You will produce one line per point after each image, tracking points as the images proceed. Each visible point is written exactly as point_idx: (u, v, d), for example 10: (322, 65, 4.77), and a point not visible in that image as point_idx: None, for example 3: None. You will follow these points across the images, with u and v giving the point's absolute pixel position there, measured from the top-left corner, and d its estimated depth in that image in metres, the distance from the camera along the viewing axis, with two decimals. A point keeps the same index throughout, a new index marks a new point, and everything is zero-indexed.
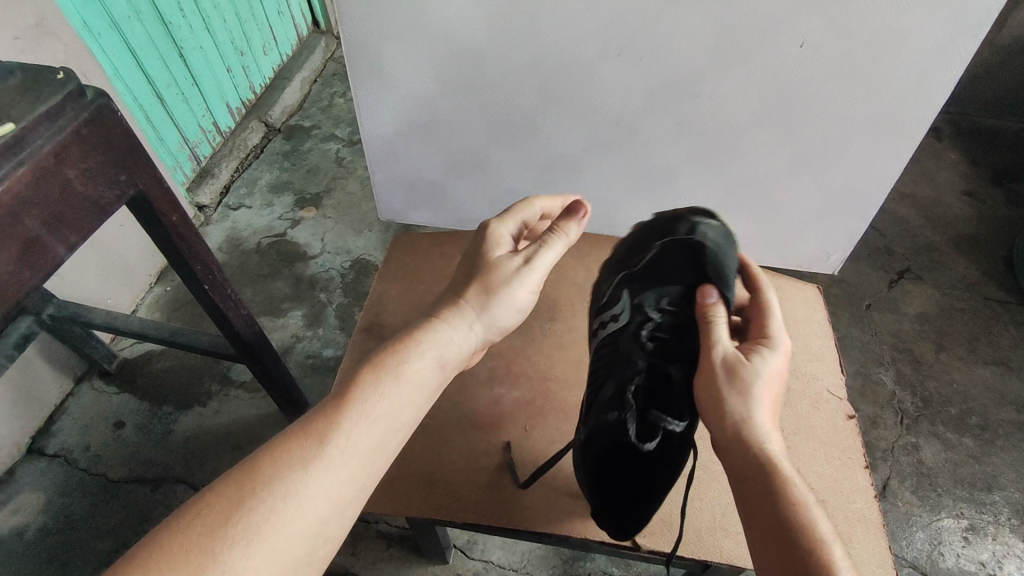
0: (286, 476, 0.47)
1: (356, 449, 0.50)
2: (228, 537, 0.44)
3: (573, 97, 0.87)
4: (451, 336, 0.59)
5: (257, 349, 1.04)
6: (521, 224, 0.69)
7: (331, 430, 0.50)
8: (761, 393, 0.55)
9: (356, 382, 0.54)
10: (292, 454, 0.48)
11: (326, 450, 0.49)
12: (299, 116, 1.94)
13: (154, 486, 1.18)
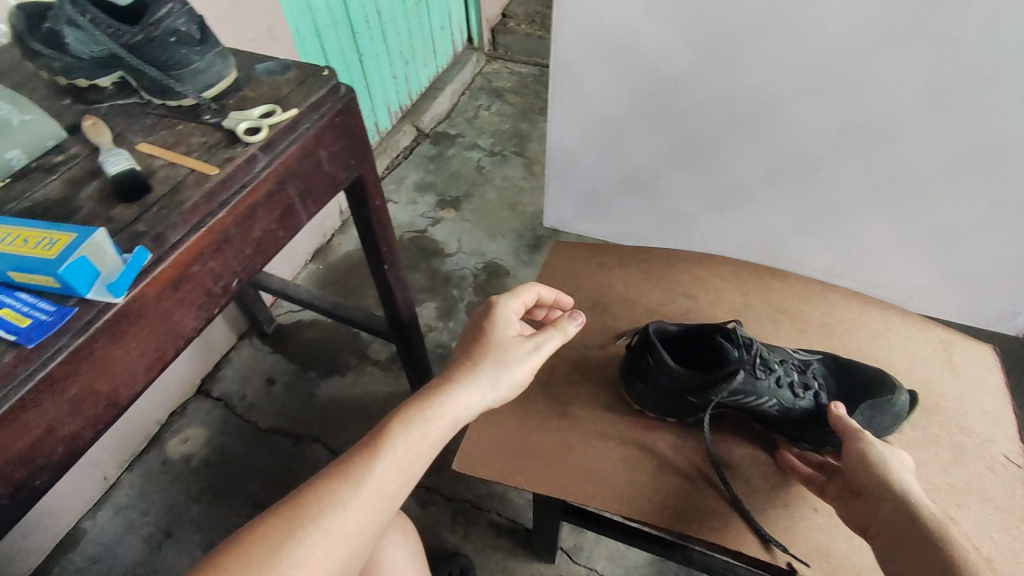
0: (298, 534, 0.47)
1: (367, 503, 0.51)
2: (268, 566, 0.45)
3: (765, 129, 0.90)
4: (465, 402, 0.58)
5: (409, 330, 1.13)
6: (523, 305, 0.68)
7: (347, 486, 0.50)
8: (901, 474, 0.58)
9: (381, 432, 0.54)
10: (313, 509, 0.49)
11: (341, 505, 0.49)
12: (446, 124, 2.08)
13: (295, 440, 1.30)
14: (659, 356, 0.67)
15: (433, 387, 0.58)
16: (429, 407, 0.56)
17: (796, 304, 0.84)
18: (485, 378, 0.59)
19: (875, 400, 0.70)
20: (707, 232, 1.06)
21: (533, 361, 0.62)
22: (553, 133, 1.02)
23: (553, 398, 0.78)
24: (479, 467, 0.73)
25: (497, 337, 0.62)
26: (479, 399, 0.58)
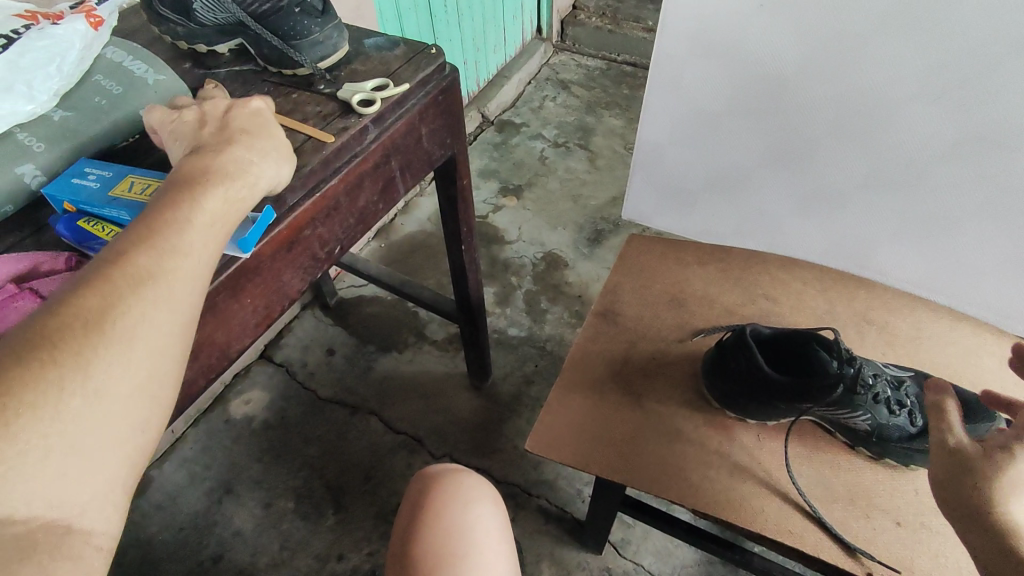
0: (84, 356, 0.37)
1: (170, 285, 0.42)
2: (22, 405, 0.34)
3: (874, 128, 0.70)
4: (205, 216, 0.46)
5: (475, 311, 1.15)
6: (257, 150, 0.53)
7: (134, 269, 0.40)
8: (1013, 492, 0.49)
9: (162, 211, 0.44)
10: (109, 294, 0.39)
11: (150, 290, 0.40)
12: (511, 113, 2.09)
13: (351, 411, 1.34)
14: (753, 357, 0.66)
15: (208, 172, 0.48)
16: (211, 185, 0.47)
17: (881, 314, 0.83)
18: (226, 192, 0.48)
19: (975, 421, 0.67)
20: (793, 237, 0.86)
21: (276, 166, 0.53)
22: (643, 126, 0.85)
23: (628, 388, 0.78)
24: (552, 450, 0.73)
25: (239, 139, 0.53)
26: (259, 160, 0.52)
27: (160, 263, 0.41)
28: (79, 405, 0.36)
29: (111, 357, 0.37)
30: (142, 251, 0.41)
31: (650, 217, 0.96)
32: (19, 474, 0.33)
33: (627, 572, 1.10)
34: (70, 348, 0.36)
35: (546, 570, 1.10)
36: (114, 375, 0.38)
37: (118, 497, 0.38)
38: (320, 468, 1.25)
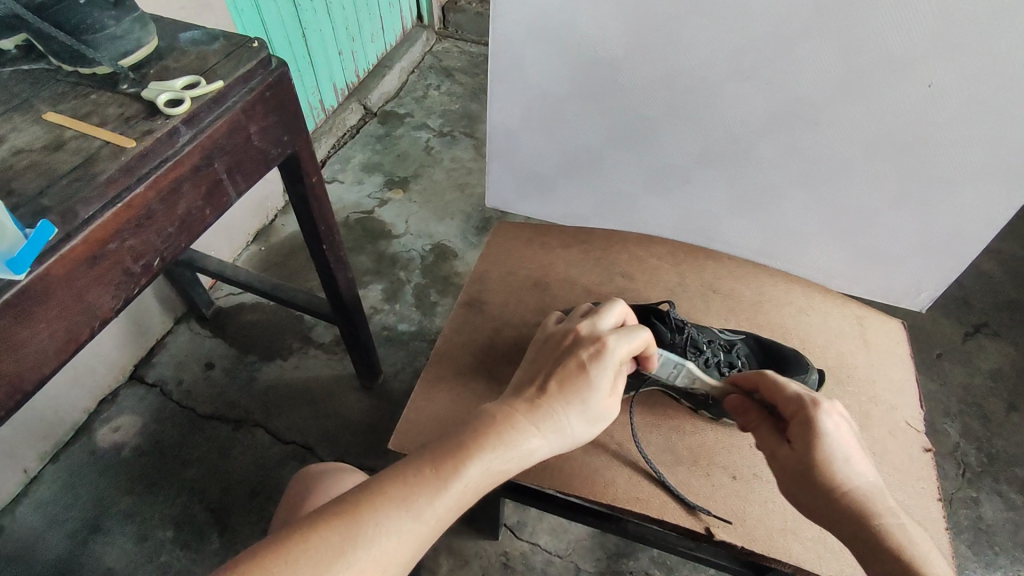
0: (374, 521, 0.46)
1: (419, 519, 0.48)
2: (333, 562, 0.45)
3: (698, 107, 0.75)
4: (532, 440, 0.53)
5: (351, 310, 1.12)
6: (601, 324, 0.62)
7: (401, 494, 0.48)
8: (836, 474, 0.53)
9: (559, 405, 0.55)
10: (406, 501, 0.48)
11: (433, 496, 0.48)
12: (394, 103, 2.04)
13: (234, 425, 1.27)
14: None
15: (563, 385, 0.56)
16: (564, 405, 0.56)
17: (728, 283, 0.86)
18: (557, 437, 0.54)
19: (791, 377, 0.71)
20: (645, 214, 0.90)
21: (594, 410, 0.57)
22: (492, 111, 0.85)
23: (492, 376, 0.79)
24: (416, 446, 0.74)
25: (584, 354, 0.58)
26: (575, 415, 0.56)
27: (424, 501, 0.48)
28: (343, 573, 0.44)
29: (361, 549, 0.45)
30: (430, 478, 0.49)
31: (513, 204, 0.97)
32: None
33: (524, 552, 1.12)
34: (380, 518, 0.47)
35: (444, 563, 1.10)
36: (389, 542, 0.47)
37: None
38: (202, 490, 1.18)
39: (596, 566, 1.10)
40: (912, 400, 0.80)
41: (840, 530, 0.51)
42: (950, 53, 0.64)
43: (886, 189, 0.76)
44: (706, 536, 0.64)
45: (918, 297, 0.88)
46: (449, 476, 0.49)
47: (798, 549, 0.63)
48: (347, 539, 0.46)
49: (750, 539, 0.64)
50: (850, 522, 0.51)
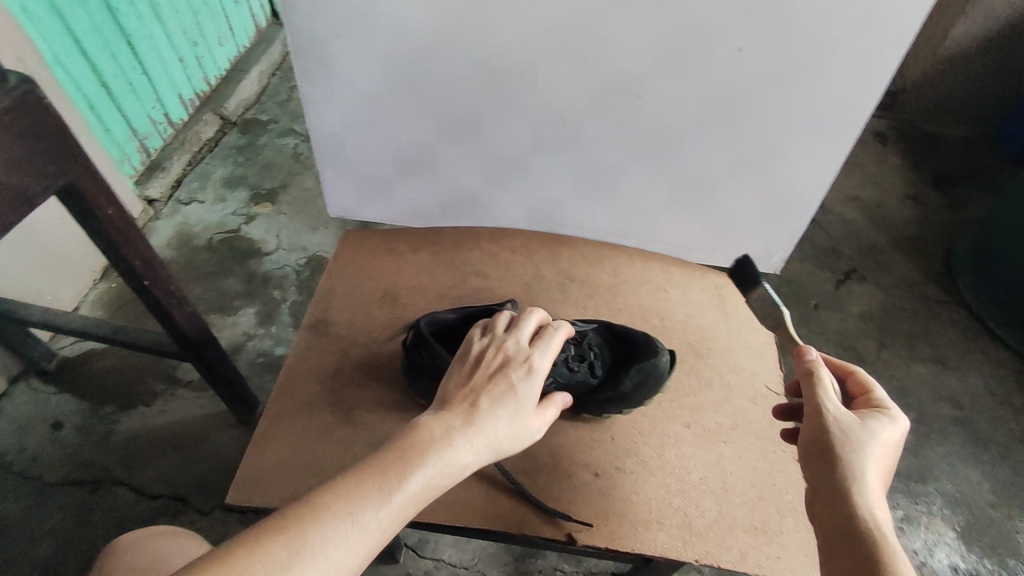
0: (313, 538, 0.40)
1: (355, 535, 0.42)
2: None
3: (519, 92, 0.72)
4: (469, 446, 0.50)
5: (202, 345, 1.01)
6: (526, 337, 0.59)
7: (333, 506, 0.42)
8: (874, 464, 0.51)
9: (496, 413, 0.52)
10: (344, 509, 0.42)
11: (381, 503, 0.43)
12: (255, 109, 1.89)
13: (91, 489, 1.13)
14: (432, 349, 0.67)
15: (495, 397, 0.53)
16: (499, 416, 0.52)
17: (585, 269, 0.84)
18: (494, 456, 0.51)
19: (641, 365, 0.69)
20: (494, 205, 0.87)
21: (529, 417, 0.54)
22: (310, 116, 0.79)
23: (340, 403, 0.73)
24: (256, 495, 0.66)
25: (517, 374, 0.55)
26: (504, 424, 0.52)
27: (369, 511, 0.43)
28: None
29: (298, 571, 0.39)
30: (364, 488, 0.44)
31: (357, 210, 0.93)
32: None
33: (427, 571, 1.07)
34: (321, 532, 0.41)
35: None
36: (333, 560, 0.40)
37: None
38: (56, 568, 1.05)
39: (503, 571, 1.07)
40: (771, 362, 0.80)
41: (842, 504, 0.49)
42: (750, 19, 0.62)
43: (717, 158, 0.76)
44: (569, 543, 0.61)
45: (771, 259, 0.89)
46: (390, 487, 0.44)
47: (662, 540, 0.61)
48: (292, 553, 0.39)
49: (613, 537, 0.62)
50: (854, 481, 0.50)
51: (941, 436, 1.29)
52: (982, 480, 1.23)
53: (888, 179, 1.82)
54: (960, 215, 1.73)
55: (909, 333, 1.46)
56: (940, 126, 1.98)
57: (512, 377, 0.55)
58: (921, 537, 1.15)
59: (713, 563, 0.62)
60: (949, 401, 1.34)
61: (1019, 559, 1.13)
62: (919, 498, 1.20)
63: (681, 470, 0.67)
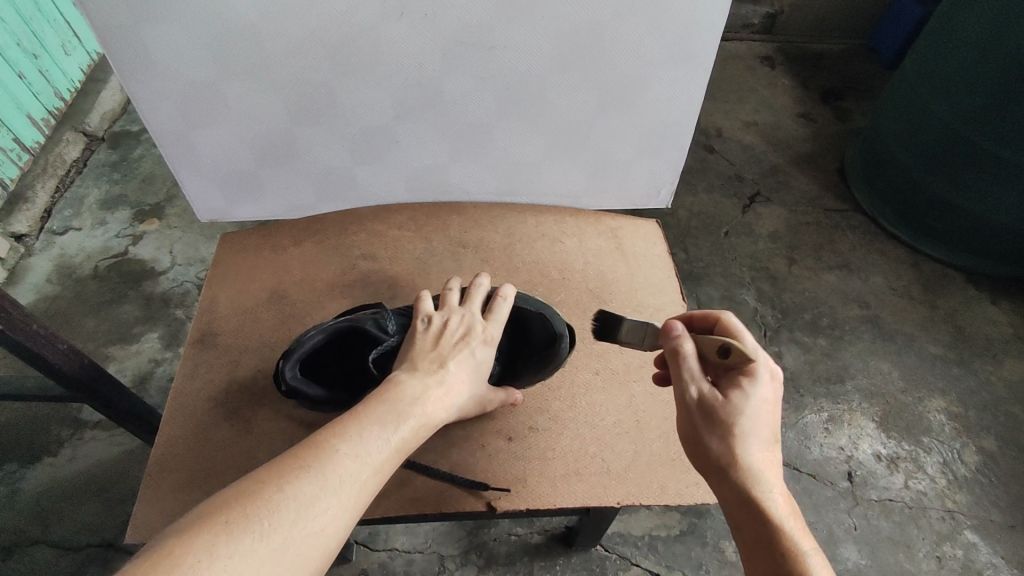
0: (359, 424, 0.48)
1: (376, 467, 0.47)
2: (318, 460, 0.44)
3: (367, 58, 0.67)
4: (445, 391, 0.55)
5: (93, 382, 0.92)
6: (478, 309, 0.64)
7: (356, 443, 0.47)
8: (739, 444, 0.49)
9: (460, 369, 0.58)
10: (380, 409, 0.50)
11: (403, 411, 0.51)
12: (124, 121, 1.76)
13: (5, 555, 1.03)
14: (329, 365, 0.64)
15: (456, 359, 0.58)
16: (462, 371, 0.58)
17: (475, 233, 0.82)
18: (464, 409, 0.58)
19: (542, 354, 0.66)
20: (371, 184, 0.83)
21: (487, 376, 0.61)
22: (146, 117, 0.72)
23: (236, 414, 0.69)
24: (156, 528, 0.61)
25: (473, 344, 0.60)
26: (466, 386, 0.58)
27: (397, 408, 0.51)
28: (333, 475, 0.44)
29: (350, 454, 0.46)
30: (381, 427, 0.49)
31: (228, 212, 0.87)
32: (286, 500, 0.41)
33: (382, 563, 1.04)
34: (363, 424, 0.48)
35: None
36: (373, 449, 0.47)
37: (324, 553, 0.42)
38: None
39: (459, 547, 1.06)
40: (672, 296, 0.81)
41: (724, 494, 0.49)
42: None
43: (586, 100, 0.74)
44: (490, 511, 0.60)
45: (659, 195, 0.89)
46: (391, 425, 0.49)
47: (581, 489, 0.61)
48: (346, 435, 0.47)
49: (534, 495, 0.61)
50: (741, 487, 0.48)
51: (853, 336, 1.36)
52: (893, 369, 1.31)
53: (779, 100, 1.87)
54: (848, 125, 1.80)
55: (815, 245, 1.53)
56: (819, 43, 2.05)
57: (472, 344, 0.60)
58: (846, 434, 1.22)
59: (636, 502, 0.62)
60: (857, 302, 1.42)
61: (933, 435, 1.22)
62: (840, 398, 1.27)
63: (595, 417, 0.67)
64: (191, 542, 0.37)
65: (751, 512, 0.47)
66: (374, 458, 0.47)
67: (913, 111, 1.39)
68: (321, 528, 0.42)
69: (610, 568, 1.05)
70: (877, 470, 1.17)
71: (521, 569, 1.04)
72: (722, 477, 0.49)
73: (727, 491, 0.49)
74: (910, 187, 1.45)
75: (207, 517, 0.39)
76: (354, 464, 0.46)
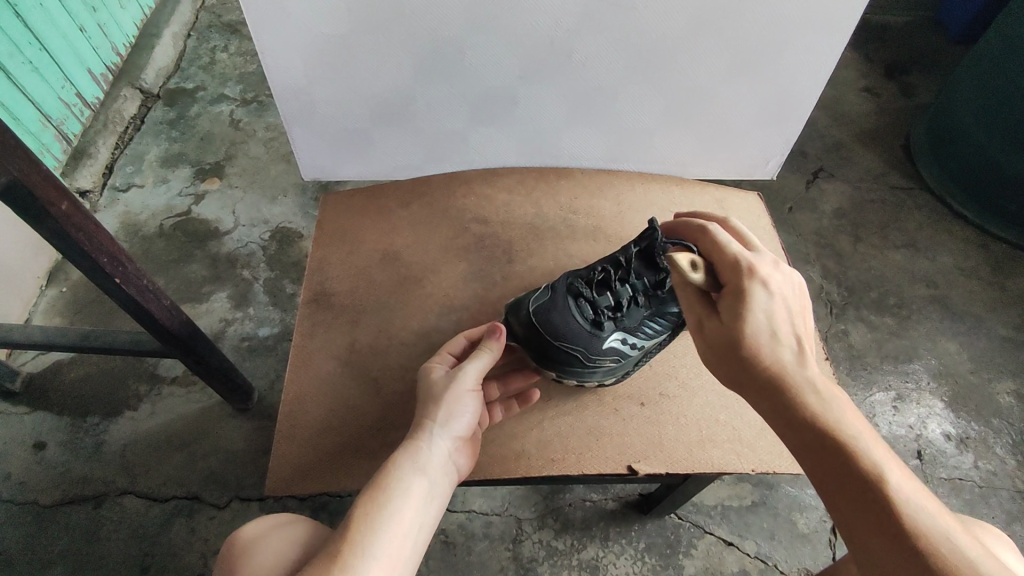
0: (379, 490, 0.52)
1: (382, 559, 0.48)
2: (352, 538, 0.49)
3: (504, 15, 0.67)
4: (427, 447, 0.57)
5: (189, 340, 0.93)
6: (453, 353, 0.65)
7: (349, 551, 0.47)
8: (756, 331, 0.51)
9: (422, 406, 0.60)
10: (390, 470, 0.54)
11: (412, 465, 0.55)
12: (178, 78, 1.72)
13: (97, 502, 1.06)
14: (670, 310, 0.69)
15: (422, 402, 0.60)
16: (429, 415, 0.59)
17: (585, 201, 0.83)
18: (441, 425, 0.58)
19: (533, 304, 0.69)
20: (482, 147, 0.85)
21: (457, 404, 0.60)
22: (272, 71, 0.72)
23: (361, 373, 0.71)
24: (297, 484, 0.64)
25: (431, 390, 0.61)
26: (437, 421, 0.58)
27: (404, 464, 0.55)
28: (366, 545, 0.48)
29: (378, 520, 0.50)
30: (369, 521, 0.50)
31: (333, 171, 0.89)
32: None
33: (460, 524, 1.06)
34: (382, 488, 0.53)
35: None
36: (398, 509, 0.52)
37: None
38: None
39: (535, 510, 1.08)
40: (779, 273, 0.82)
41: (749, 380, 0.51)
42: None
43: (713, 65, 0.74)
44: (631, 474, 0.63)
45: (767, 165, 0.91)
46: (408, 475, 0.54)
47: (717, 456, 0.63)
48: (373, 501, 0.52)
49: (671, 462, 0.63)
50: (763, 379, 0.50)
51: (920, 317, 1.35)
52: (961, 350, 1.30)
53: (842, 74, 1.82)
54: (914, 101, 1.76)
55: (881, 223, 1.50)
56: (884, 14, 1.98)
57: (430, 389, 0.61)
58: (914, 412, 1.22)
59: (768, 470, 0.64)
60: (924, 282, 1.40)
61: (1002, 417, 1.22)
62: (908, 376, 1.27)
63: (721, 387, 0.68)
64: None
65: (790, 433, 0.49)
66: (386, 533, 0.50)
67: (993, 86, 1.34)
68: None
69: (684, 536, 1.06)
70: (947, 450, 1.18)
71: (597, 535, 1.06)
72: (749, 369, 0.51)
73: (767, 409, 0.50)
74: (985, 165, 1.41)
75: None
76: (359, 562, 0.47)
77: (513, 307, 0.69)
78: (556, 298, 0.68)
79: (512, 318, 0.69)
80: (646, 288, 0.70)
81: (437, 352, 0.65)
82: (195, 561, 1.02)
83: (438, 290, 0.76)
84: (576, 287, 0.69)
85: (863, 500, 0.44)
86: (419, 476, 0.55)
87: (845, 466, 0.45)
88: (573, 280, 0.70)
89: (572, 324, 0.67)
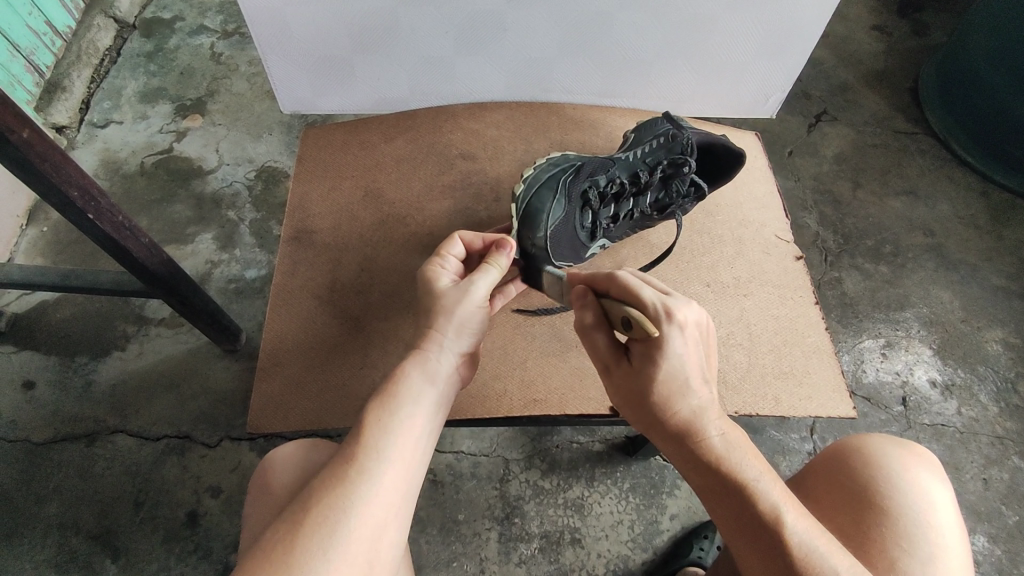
0: (392, 394, 0.52)
1: (397, 460, 0.48)
2: (366, 442, 0.48)
3: None
4: (436, 357, 0.55)
5: (172, 280, 0.90)
6: (455, 259, 0.63)
7: (369, 452, 0.48)
8: (653, 371, 0.52)
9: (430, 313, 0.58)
10: (398, 376, 0.54)
11: (422, 370, 0.54)
12: (155, 7, 1.63)
13: (88, 441, 1.06)
14: (654, 222, 0.79)
15: (428, 308, 0.58)
16: (436, 321, 0.57)
17: (576, 137, 0.82)
18: (446, 331, 0.56)
19: (545, 211, 0.70)
20: (469, 78, 0.81)
21: (467, 310, 0.58)
22: None
23: (344, 313, 0.70)
24: (278, 420, 0.64)
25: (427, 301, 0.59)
26: (444, 329, 0.57)
27: (414, 370, 0.54)
28: (386, 449, 0.48)
29: (394, 424, 0.50)
30: (383, 425, 0.49)
31: (313, 102, 0.85)
32: (352, 482, 0.46)
33: (448, 464, 1.08)
34: (395, 391, 0.52)
35: None
36: (411, 415, 0.51)
37: (400, 520, 0.47)
38: (72, 522, 1.00)
39: (522, 451, 1.09)
40: (768, 222, 0.83)
41: (642, 409, 0.53)
42: None
43: None
44: (613, 414, 0.66)
45: (768, 103, 0.88)
46: (421, 379, 0.54)
47: None
48: (385, 405, 0.51)
49: None
50: (647, 410, 0.53)
51: (915, 265, 1.34)
52: (954, 299, 1.30)
53: (853, 10, 1.74)
54: (925, 41, 1.68)
55: (882, 168, 1.47)
56: None
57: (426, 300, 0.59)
58: (902, 359, 1.23)
59: (750, 411, 0.70)
60: (922, 230, 1.38)
61: (989, 364, 1.23)
62: (898, 324, 1.26)
63: None
64: (299, 537, 0.42)
65: (694, 468, 0.52)
66: (402, 434, 0.50)
67: (1016, 24, 1.26)
68: (394, 499, 0.47)
69: (668, 477, 1.08)
70: (931, 396, 1.19)
71: (583, 476, 1.08)
72: (636, 402, 0.54)
73: (674, 448, 0.53)
74: (994, 110, 1.36)
75: (298, 512, 0.44)
76: (374, 465, 0.47)
77: (529, 215, 0.69)
78: (569, 208, 0.72)
79: (524, 226, 0.69)
80: (647, 208, 0.78)
81: (439, 255, 0.62)
82: (188, 497, 1.03)
83: (423, 229, 0.75)
84: (589, 198, 0.74)
85: (759, 542, 0.48)
86: (428, 384, 0.54)
87: (709, 481, 0.51)
88: (586, 188, 0.74)
89: (575, 237, 0.74)
